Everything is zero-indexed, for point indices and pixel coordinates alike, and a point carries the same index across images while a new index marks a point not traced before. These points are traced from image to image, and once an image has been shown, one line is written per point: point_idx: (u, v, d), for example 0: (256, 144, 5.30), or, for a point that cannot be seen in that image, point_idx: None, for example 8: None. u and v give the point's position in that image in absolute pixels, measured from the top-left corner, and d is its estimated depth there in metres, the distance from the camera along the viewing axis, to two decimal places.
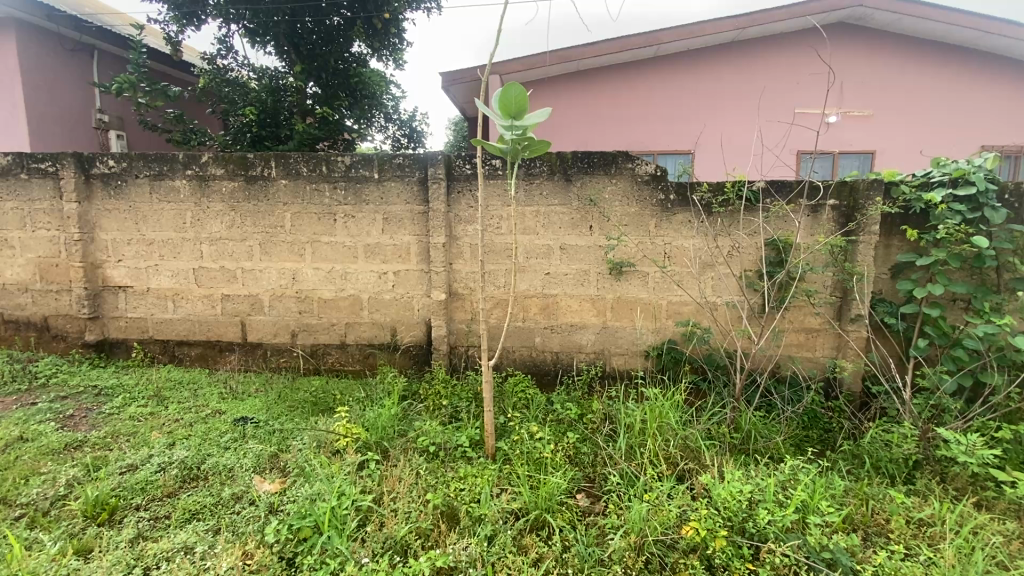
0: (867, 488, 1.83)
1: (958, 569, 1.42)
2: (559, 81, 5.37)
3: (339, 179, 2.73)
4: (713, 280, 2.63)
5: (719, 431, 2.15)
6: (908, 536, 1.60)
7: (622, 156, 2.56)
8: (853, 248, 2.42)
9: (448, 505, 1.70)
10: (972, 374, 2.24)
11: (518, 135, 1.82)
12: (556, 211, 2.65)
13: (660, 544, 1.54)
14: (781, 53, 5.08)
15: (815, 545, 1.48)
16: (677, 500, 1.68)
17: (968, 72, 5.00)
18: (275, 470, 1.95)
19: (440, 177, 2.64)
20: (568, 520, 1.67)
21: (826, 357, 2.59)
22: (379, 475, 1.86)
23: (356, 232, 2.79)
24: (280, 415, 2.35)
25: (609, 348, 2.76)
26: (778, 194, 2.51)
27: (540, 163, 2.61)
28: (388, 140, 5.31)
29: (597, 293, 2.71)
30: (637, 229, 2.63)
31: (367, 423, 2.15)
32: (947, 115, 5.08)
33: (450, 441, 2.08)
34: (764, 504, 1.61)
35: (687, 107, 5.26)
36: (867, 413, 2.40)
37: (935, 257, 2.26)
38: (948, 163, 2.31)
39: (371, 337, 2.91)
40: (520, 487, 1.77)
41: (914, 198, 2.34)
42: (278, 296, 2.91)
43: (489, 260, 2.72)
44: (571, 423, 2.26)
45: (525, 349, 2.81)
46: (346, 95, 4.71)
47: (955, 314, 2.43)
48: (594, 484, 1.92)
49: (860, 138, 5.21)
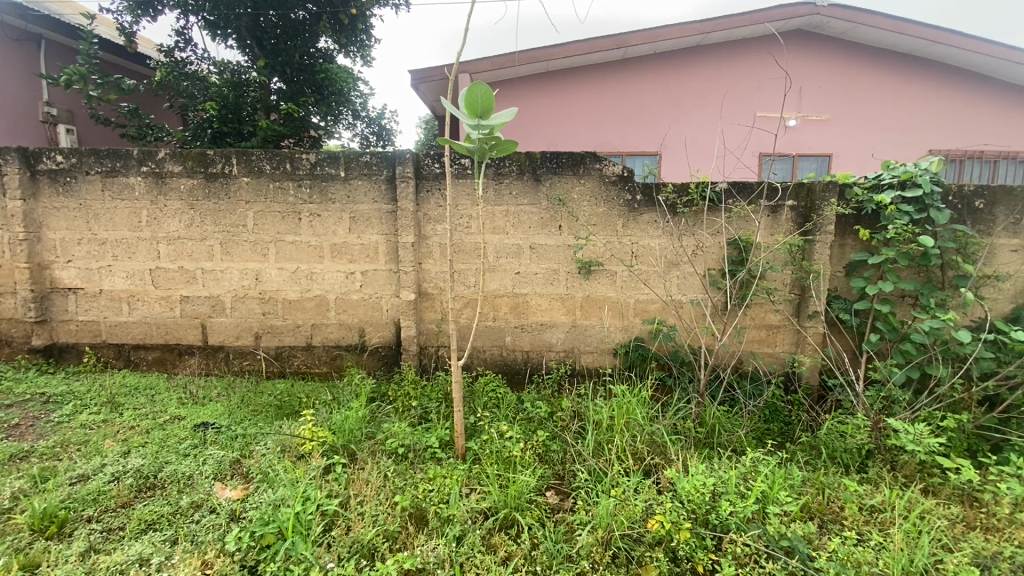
0: (824, 478, 1.90)
1: (907, 552, 1.49)
2: (528, 81, 5.39)
3: (304, 177, 2.67)
4: (678, 279, 2.69)
5: (684, 426, 2.21)
6: (861, 522, 1.67)
7: (590, 157, 2.59)
8: (810, 247, 2.51)
9: (417, 507, 1.69)
10: (919, 367, 2.36)
11: (484, 135, 1.82)
12: (525, 211, 2.66)
13: (627, 537, 1.56)
14: (744, 58, 5.23)
15: (774, 533, 1.53)
16: (643, 494, 1.71)
17: (915, 79, 5.26)
18: (237, 476, 1.89)
19: (408, 176, 2.61)
20: (537, 518, 1.68)
21: (786, 352, 2.69)
22: (346, 478, 1.83)
23: (321, 231, 2.73)
24: (242, 420, 2.28)
25: (578, 346, 2.79)
26: (739, 195, 2.58)
27: (510, 163, 2.61)
28: (356, 138, 5.22)
29: (566, 293, 2.74)
30: (605, 229, 2.66)
31: (334, 426, 2.11)
32: (897, 120, 5.33)
33: (420, 441, 2.06)
34: (727, 496, 1.66)
35: (653, 109, 5.36)
36: (825, 406, 2.49)
37: (885, 256, 2.36)
38: (897, 167, 2.42)
39: (339, 338, 2.86)
40: (490, 487, 1.76)
41: (866, 199, 2.45)
42: (241, 297, 2.82)
43: (458, 260, 2.71)
44: (541, 422, 2.27)
45: (496, 349, 2.82)
46: (311, 91, 4.59)
47: (904, 310, 2.55)
48: (564, 481, 1.94)
49: (818, 141, 5.41)
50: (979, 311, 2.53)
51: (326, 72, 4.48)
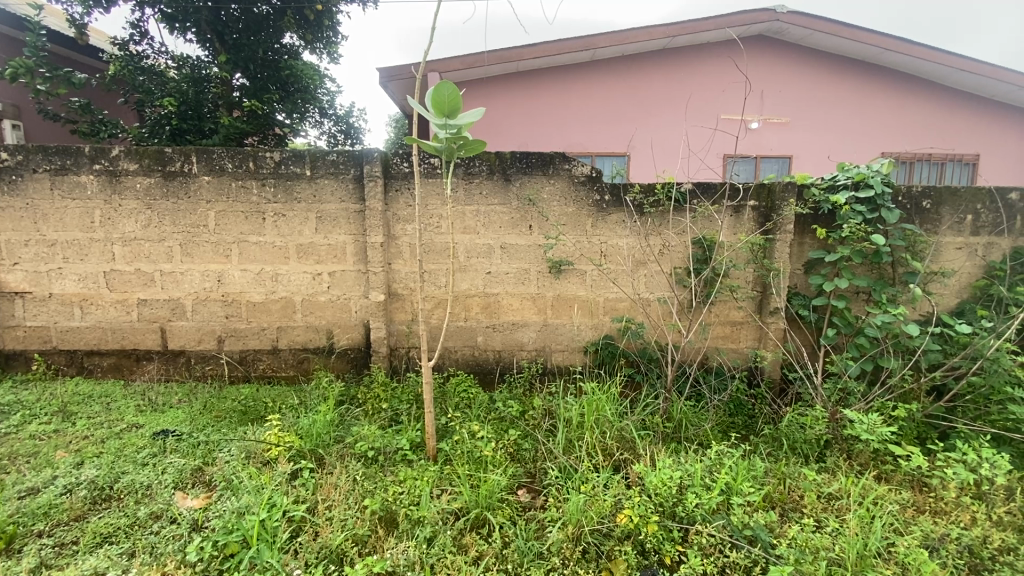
0: (785, 468, 1.97)
1: (861, 536, 1.55)
2: (497, 81, 5.40)
3: (267, 176, 2.60)
4: (646, 278, 2.74)
5: (653, 421, 2.26)
6: (819, 510, 1.74)
7: (559, 157, 2.61)
8: (770, 246, 2.60)
9: (387, 510, 1.66)
10: (873, 359, 2.47)
11: (452, 135, 1.82)
12: (496, 211, 2.66)
13: (597, 533, 1.58)
14: (708, 61, 5.37)
15: (738, 524, 1.58)
16: (612, 489, 1.74)
17: (868, 84, 5.50)
18: (199, 484, 1.83)
19: (376, 175, 2.57)
20: (508, 517, 1.68)
21: (749, 347, 2.77)
22: (314, 483, 1.79)
23: (287, 231, 2.67)
24: (205, 426, 2.20)
25: (549, 345, 2.81)
26: (703, 196, 2.65)
27: (480, 162, 2.61)
28: (323, 137, 5.11)
29: (537, 292, 2.75)
30: (575, 229, 2.69)
31: (301, 430, 2.07)
32: (852, 123, 5.57)
33: (391, 444, 2.04)
34: (693, 488, 1.70)
35: (621, 110, 5.44)
36: (785, 399, 2.59)
37: (841, 254, 2.47)
38: (851, 168, 2.54)
39: (306, 341, 2.80)
40: (460, 487, 1.76)
41: (823, 199, 2.55)
42: (202, 300, 2.73)
43: (429, 260, 2.69)
44: (513, 421, 2.28)
45: (468, 349, 2.80)
46: (276, 88, 4.47)
47: (858, 305, 2.67)
48: (535, 479, 1.95)
49: (778, 143, 5.60)
50: (927, 306, 2.66)
51: (291, 69, 4.38)
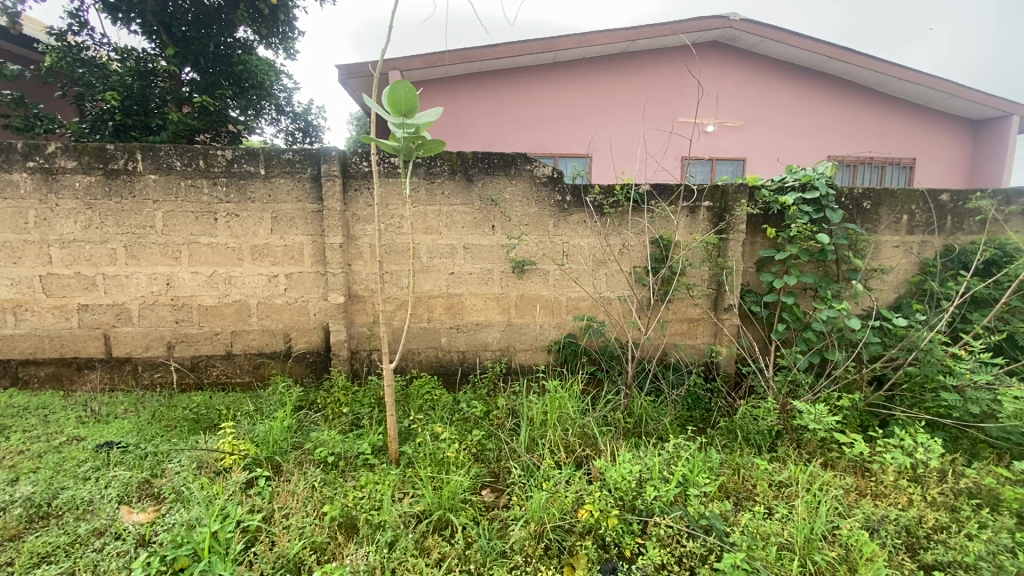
0: (739, 459, 2.05)
1: (808, 521, 1.63)
2: (459, 81, 5.38)
3: (219, 175, 2.50)
4: (607, 277, 2.80)
5: (614, 417, 2.31)
6: (770, 497, 1.82)
7: (521, 158, 2.63)
8: (724, 245, 2.70)
9: (347, 515, 1.64)
10: (820, 353, 2.60)
11: (410, 134, 1.80)
12: (458, 211, 2.65)
13: (559, 529, 1.61)
14: (666, 66, 5.52)
15: (694, 514, 1.63)
16: (574, 485, 1.76)
17: (814, 91, 5.78)
18: (147, 497, 1.75)
19: (334, 174, 2.52)
20: (471, 517, 1.68)
21: (705, 343, 2.87)
22: (270, 491, 1.74)
23: (240, 232, 2.58)
24: (153, 437, 2.10)
25: (513, 345, 2.82)
26: (660, 197, 2.72)
27: (441, 162, 2.59)
28: (280, 134, 4.96)
29: (500, 292, 2.76)
30: (537, 229, 2.72)
31: (257, 438, 2.01)
32: (800, 128, 5.83)
33: (352, 449, 2.00)
34: (652, 481, 1.75)
35: (581, 113, 5.52)
36: (739, 392, 2.69)
37: (789, 252, 2.59)
38: (799, 170, 2.67)
39: (262, 345, 2.71)
40: (423, 489, 1.75)
41: (772, 200, 2.67)
42: (149, 304, 2.60)
43: (390, 260, 2.65)
44: (477, 421, 2.27)
45: (431, 350, 2.78)
46: (228, 83, 4.30)
47: (806, 301, 2.80)
48: (499, 478, 1.95)
49: (732, 146, 5.80)
50: (868, 301, 2.82)
51: (244, 63, 4.22)
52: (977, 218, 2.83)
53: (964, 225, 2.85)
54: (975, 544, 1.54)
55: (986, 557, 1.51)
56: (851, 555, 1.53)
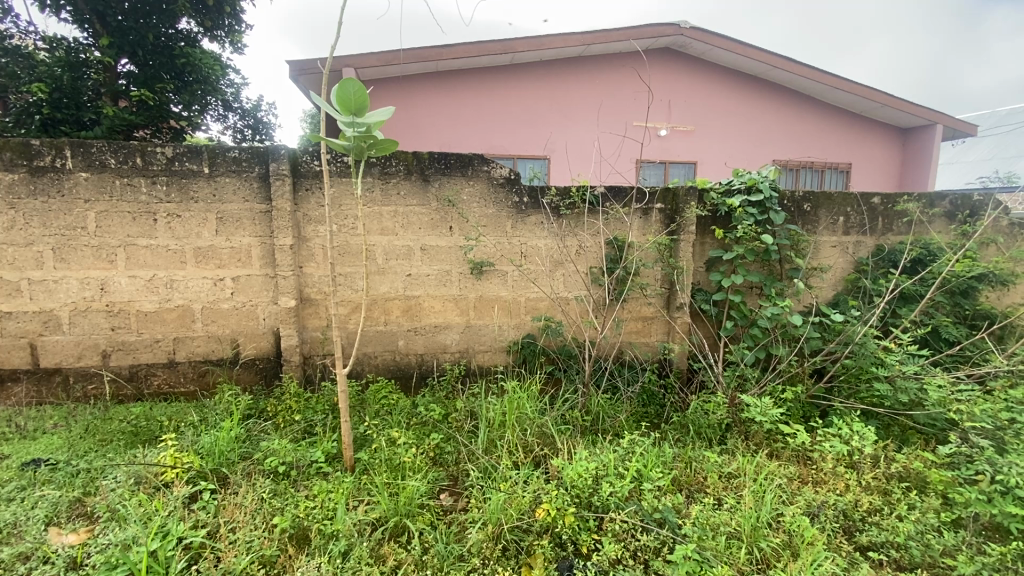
0: (691, 452, 2.12)
1: (754, 509, 1.70)
2: (416, 80, 5.31)
3: (158, 173, 2.37)
4: (565, 278, 2.83)
5: (572, 415, 2.34)
6: (720, 488, 1.88)
7: (478, 158, 2.62)
8: (675, 245, 2.79)
9: (298, 526, 1.59)
10: (765, 348, 2.72)
11: (361, 133, 1.75)
12: (415, 212, 2.62)
13: (516, 529, 1.61)
14: (620, 70, 5.65)
15: (648, 508, 1.67)
16: (532, 485, 1.77)
17: (759, 98, 6.06)
18: (79, 518, 1.64)
19: (284, 174, 2.43)
20: (428, 522, 1.66)
21: (659, 341, 2.95)
22: (216, 505, 1.67)
23: (183, 234, 2.45)
24: (87, 453, 1.97)
25: (472, 346, 2.81)
26: (614, 200, 2.78)
27: (396, 162, 2.54)
28: (228, 131, 4.75)
29: (459, 293, 2.74)
30: (494, 230, 2.72)
31: (203, 449, 1.91)
32: (747, 133, 6.09)
33: (305, 458, 1.94)
34: (608, 478, 1.78)
35: (539, 115, 5.57)
36: (691, 387, 2.78)
37: (736, 252, 2.70)
38: (745, 174, 2.80)
39: (207, 352, 2.59)
40: (378, 496, 1.71)
41: (720, 202, 2.78)
42: (81, 311, 2.44)
43: (344, 262, 2.59)
44: (435, 425, 2.24)
45: (388, 354, 2.72)
46: (170, 77, 4.08)
47: (752, 299, 2.93)
48: (457, 481, 1.95)
49: (684, 150, 6.00)
50: (809, 298, 2.98)
51: (187, 56, 4.00)
52: (905, 220, 3.04)
53: (894, 226, 3.06)
54: (905, 525, 1.65)
55: (913, 536, 1.62)
56: (794, 540, 1.61)
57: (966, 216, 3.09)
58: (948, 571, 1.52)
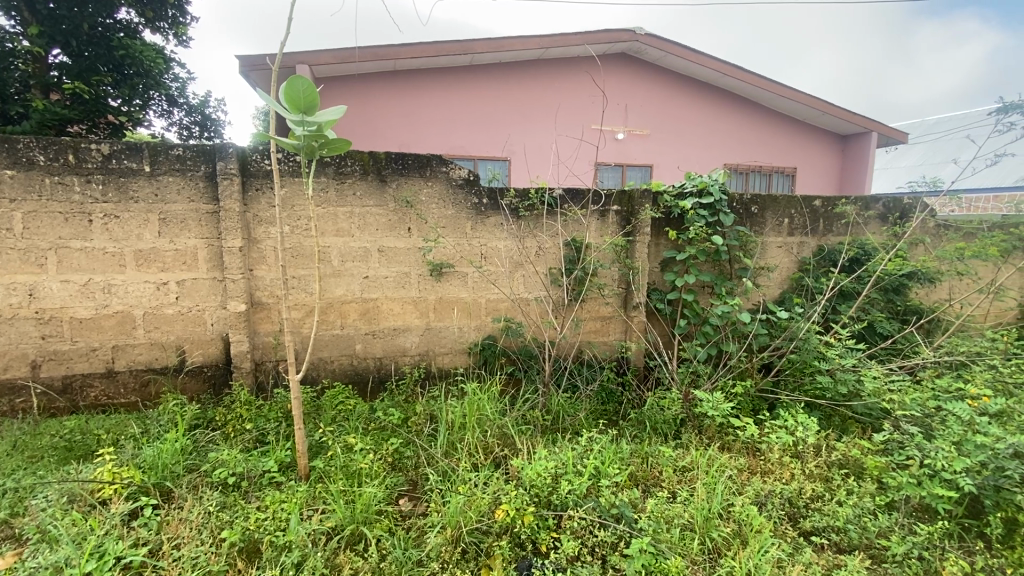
0: (647, 447, 2.17)
1: (706, 501, 1.77)
2: (374, 79, 5.21)
3: (94, 172, 2.24)
4: (524, 279, 2.85)
5: (533, 415, 2.36)
6: (675, 481, 1.94)
7: (436, 159, 2.61)
8: (631, 246, 2.86)
9: (248, 539, 1.53)
10: (717, 345, 2.82)
11: (312, 132, 1.70)
12: (371, 212, 2.57)
13: (476, 531, 1.61)
14: (578, 74, 5.74)
15: (605, 504, 1.69)
16: (491, 486, 1.77)
17: (711, 104, 6.29)
18: (5, 542, 1.52)
19: (232, 173, 2.34)
20: (386, 528, 1.64)
21: (616, 340, 3.01)
22: (158, 522, 1.59)
23: (121, 235, 2.32)
24: (13, 471, 1.83)
25: (432, 349, 2.77)
26: (572, 201, 2.82)
27: (352, 162, 2.49)
28: (172, 127, 4.52)
29: (418, 295, 2.71)
30: (454, 231, 2.71)
31: (145, 462, 1.81)
32: (700, 137, 6.31)
33: (256, 467, 1.87)
34: (567, 476, 1.80)
35: (499, 117, 5.60)
36: (648, 384, 2.85)
37: (689, 253, 2.80)
38: (696, 177, 2.89)
39: (150, 360, 2.45)
40: (334, 504, 1.67)
41: (673, 204, 2.87)
42: (7, 318, 2.26)
43: (297, 265, 2.51)
44: (394, 429, 2.21)
45: (345, 358, 2.65)
46: (107, 69, 3.83)
47: (704, 298, 3.03)
48: (417, 485, 1.92)
49: (641, 153, 6.15)
50: (757, 296, 3.11)
51: (127, 48, 3.77)
52: (843, 222, 3.22)
53: (833, 228, 3.23)
54: (845, 509, 1.75)
55: (852, 520, 1.72)
56: (743, 529, 1.68)
57: (896, 218, 3.31)
58: (882, 551, 1.63)
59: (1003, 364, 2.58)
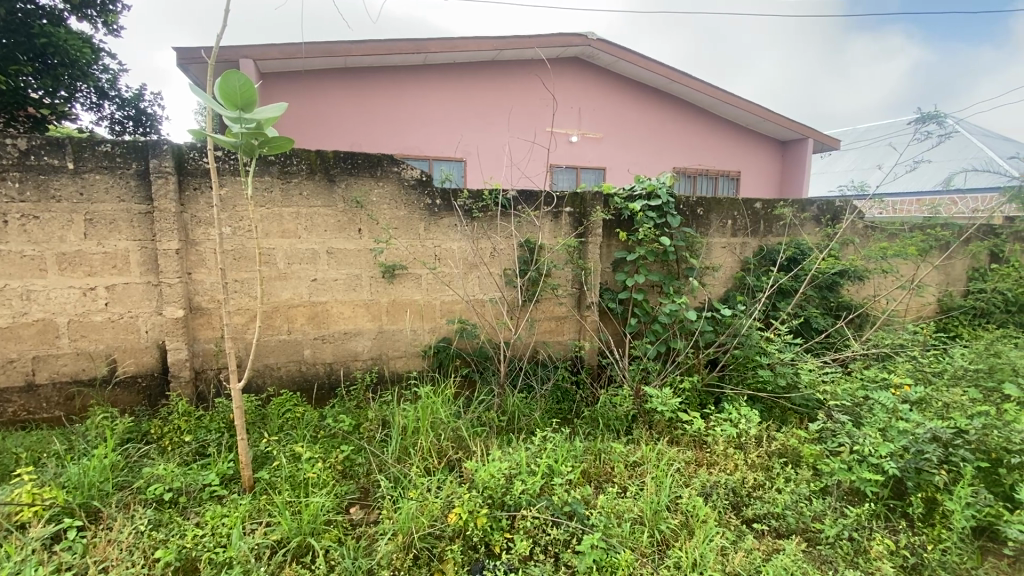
0: (600, 444, 2.22)
1: (655, 494, 1.82)
2: (323, 76, 5.06)
3: (9, 169, 2.06)
4: (478, 280, 2.85)
5: (487, 416, 2.36)
6: (626, 476, 1.99)
7: (387, 159, 2.56)
8: (584, 247, 2.92)
9: (185, 557, 1.46)
10: (666, 342, 2.91)
11: (250, 130, 1.64)
12: (319, 213, 2.49)
13: (428, 536, 1.59)
14: (532, 77, 5.80)
15: (558, 502, 1.71)
16: (444, 490, 1.76)
17: (660, 109, 6.49)
18: None
19: (167, 171, 2.21)
20: (335, 538, 1.59)
21: (570, 339, 3.05)
22: (83, 545, 1.48)
23: (42, 237, 2.15)
24: None
25: (385, 353, 2.72)
26: (526, 203, 2.84)
27: (298, 161, 2.41)
28: (103, 122, 4.26)
29: (370, 298, 2.65)
30: (406, 232, 2.67)
31: (69, 482, 1.69)
32: (650, 141, 6.51)
33: (196, 481, 1.78)
34: (520, 477, 1.81)
35: (454, 118, 5.58)
36: (601, 382, 2.91)
37: (639, 253, 2.87)
38: (645, 179, 2.98)
39: (76, 371, 2.29)
40: (279, 516, 1.61)
41: (623, 206, 2.94)
42: None
43: (241, 268, 2.41)
44: (345, 437, 2.15)
45: (293, 364, 2.56)
46: (27, 58, 3.50)
47: (654, 297, 3.12)
48: (368, 493, 1.88)
49: (594, 155, 6.28)
50: (703, 295, 3.23)
51: (49, 36, 3.46)
52: (781, 223, 3.40)
53: (773, 229, 3.40)
54: (784, 496, 1.85)
55: (790, 505, 1.82)
56: (690, 520, 1.74)
57: (829, 220, 3.52)
58: (817, 534, 1.74)
59: (922, 355, 2.80)
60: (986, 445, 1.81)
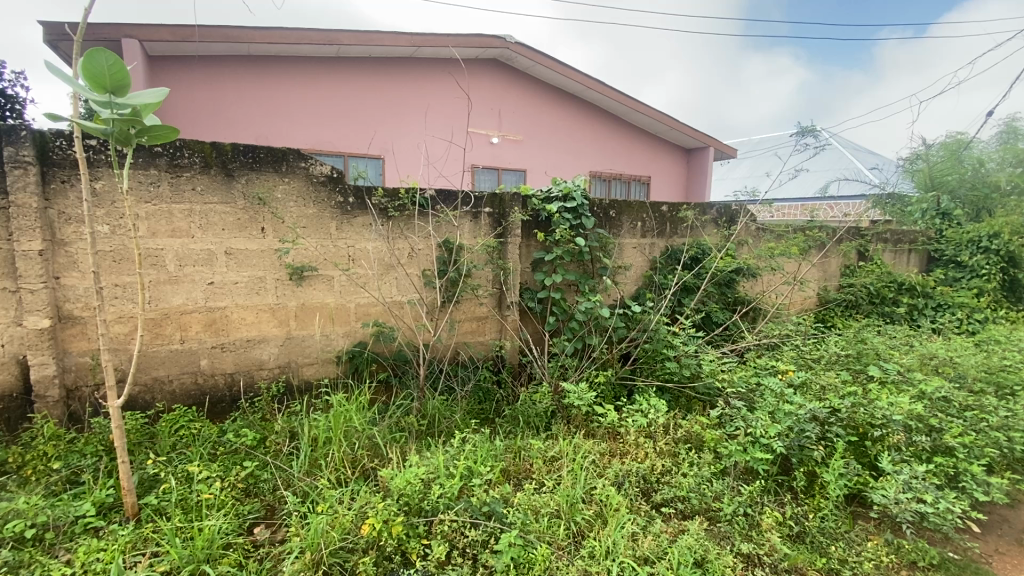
0: (519, 442, 2.24)
1: (570, 487, 1.88)
2: (222, 63, 4.68)
3: None
4: (396, 281, 2.77)
5: (405, 421, 2.31)
6: (544, 472, 2.03)
7: (293, 154, 2.42)
8: (503, 247, 2.94)
9: None
10: (582, 339, 3.00)
11: (126, 117, 1.47)
12: (215, 210, 2.30)
13: (340, 551, 1.52)
14: (450, 76, 5.75)
15: (477, 503, 1.70)
16: (357, 501, 1.69)
17: (575, 114, 6.70)
18: None
19: (26, 161, 1.93)
20: (235, 562, 1.47)
21: (492, 339, 3.06)
22: None
23: None
24: None
25: (293, 360, 2.56)
26: (444, 203, 2.81)
27: (190, 153, 2.21)
28: None
29: (276, 301, 2.48)
30: (316, 231, 2.53)
31: None
32: (566, 145, 6.70)
33: (67, 514, 1.57)
34: (437, 480, 1.78)
35: (368, 114, 5.40)
36: (522, 381, 2.95)
37: (555, 254, 2.94)
38: (561, 182, 3.07)
39: None
40: (168, 545, 1.46)
41: (541, 207, 3.00)
42: None
43: (122, 271, 2.16)
44: (247, 452, 2.00)
45: (187, 376, 2.33)
46: None
47: (571, 295, 3.21)
48: (275, 511, 1.76)
49: (513, 157, 6.35)
50: (616, 293, 3.37)
51: None
52: (685, 225, 3.64)
53: (678, 230, 3.63)
54: (689, 479, 1.97)
55: (693, 488, 1.94)
56: (603, 509, 1.82)
57: (725, 222, 3.82)
58: (717, 512, 1.87)
59: (803, 343, 3.12)
60: (854, 422, 2.10)
